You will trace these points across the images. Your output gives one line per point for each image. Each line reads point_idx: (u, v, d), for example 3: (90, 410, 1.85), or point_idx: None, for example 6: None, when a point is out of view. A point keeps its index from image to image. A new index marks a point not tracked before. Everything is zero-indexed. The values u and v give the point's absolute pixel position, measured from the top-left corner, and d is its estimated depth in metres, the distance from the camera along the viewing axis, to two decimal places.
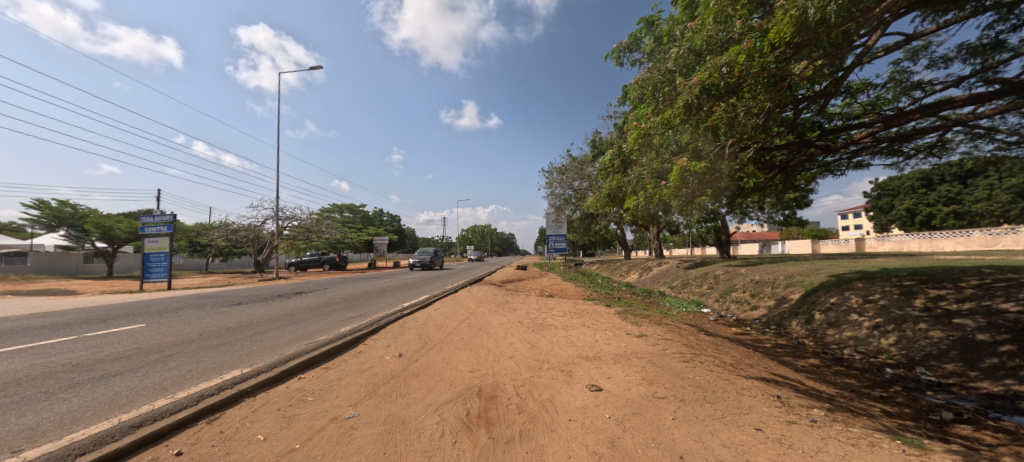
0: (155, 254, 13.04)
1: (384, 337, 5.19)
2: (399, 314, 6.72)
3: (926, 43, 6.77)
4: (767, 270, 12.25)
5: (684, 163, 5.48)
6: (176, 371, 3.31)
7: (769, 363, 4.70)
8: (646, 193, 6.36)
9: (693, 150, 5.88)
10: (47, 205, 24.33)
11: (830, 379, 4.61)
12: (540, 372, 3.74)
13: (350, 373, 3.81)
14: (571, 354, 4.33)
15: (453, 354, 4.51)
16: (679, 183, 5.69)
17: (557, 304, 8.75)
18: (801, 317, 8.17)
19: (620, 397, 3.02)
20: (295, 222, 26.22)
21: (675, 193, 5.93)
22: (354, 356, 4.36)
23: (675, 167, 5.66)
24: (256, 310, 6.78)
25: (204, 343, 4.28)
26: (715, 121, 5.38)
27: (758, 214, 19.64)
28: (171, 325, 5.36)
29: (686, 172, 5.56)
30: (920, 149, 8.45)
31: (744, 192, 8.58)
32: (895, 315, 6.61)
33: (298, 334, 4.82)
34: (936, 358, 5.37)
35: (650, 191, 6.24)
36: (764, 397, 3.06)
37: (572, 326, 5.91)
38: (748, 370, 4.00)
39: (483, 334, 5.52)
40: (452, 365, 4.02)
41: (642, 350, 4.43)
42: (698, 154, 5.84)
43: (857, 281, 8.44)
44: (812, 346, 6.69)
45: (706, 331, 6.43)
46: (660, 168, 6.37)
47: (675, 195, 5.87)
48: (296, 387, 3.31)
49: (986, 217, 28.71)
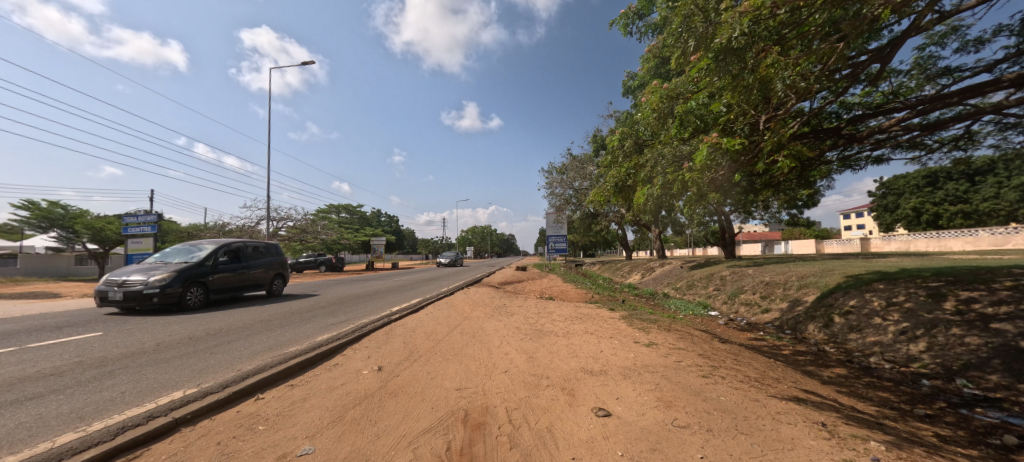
0: (137, 257, 12.52)
1: (365, 348, 4.65)
2: (385, 320, 6.19)
3: (954, 27, 6.31)
4: (776, 271, 11.75)
5: (713, 137, 5.11)
6: (105, 394, 2.81)
7: (795, 376, 4.17)
8: (664, 180, 5.91)
9: (724, 122, 5.50)
10: (37, 205, 23.87)
11: (865, 395, 4.09)
12: (539, 391, 3.22)
13: (318, 392, 3.29)
14: (573, 367, 3.81)
15: (441, 367, 4.00)
16: (706, 167, 5.27)
17: (557, 307, 8.27)
18: (818, 321, 7.64)
19: (633, 426, 2.50)
20: (290, 223, 25.74)
21: (700, 178, 5.40)
22: (326, 370, 3.84)
23: (703, 145, 5.25)
24: (233, 315, 6.26)
25: (156, 357, 3.79)
26: (745, 93, 4.88)
27: (763, 213, 19.04)
28: (131, 333, 4.84)
29: (716, 150, 5.12)
30: (945, 141, 7.98)
31: (756, 186, 8.04)
32: (924, 319, 6.07)
33: (267, 345, 4.32)
34: (977, 368, 4.80)
35: (671, 176, 5.83)
36: (807, 426, 2.56)
37: (574, 333, 5.40)
38: (777, 387, 3.46)
39: (476, 343, 4.99)
40: (437, 382, 3.50)
41: (655, 363, 3.90)
42: (725, 131, 5.40)
43: (877, 282, 7.92)
44: (834, 353, 6.15)
45: (719, 338, 5.91)
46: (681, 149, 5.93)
47: (700, 180, 5.36)
48: (248, 413, 2.79)
49: (995, 216, 28.03)
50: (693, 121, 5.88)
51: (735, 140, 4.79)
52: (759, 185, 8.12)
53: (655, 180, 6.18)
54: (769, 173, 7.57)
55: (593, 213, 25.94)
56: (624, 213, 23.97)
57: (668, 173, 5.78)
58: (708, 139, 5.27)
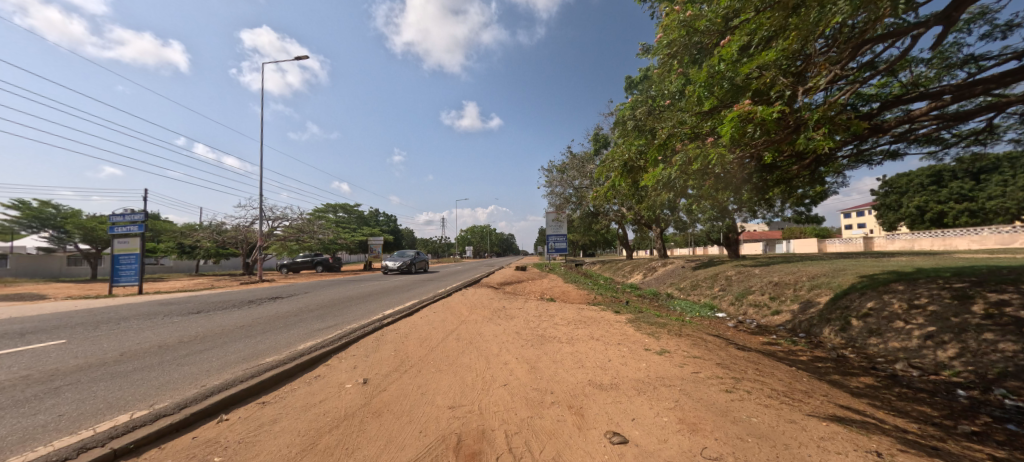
0: (125, 257, 12.09)
1: (352, 357, 4.26)
2: (377, 324, 5.79)
3: (984, 10, 5.89)
4: (785, 271, 11.37)
5: (746, 105, 4.56)
6: (38, 419, 2.43)
7: (823, 388, 3.80)
8: (683, 159, 5.40)
9: (756, 91, 4.96)
10: (27, 205, 23.25)
11: (901, 411, 3.70)
12: (542, 410, 2.84)
13: (292, 411, 2.90)
14: (579, 380, 3.43)
15: (434, 380, 3.60)
16: (736, 138, 4.75)
17: (559, 309, 7.90)
18: (835, 324, 7.27)
19: (655, 459, 2.10)
20: (286, 223, 25.25)
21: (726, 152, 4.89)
22: (305, 384, 3.45)
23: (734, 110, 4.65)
24: (215, 319, 5.87)
25: (114, 369, 3.40)
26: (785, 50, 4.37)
27: (768, 212, 18.68)
28: (96, 341, 4.42)
29: (748, 119, 4.55)
30: (963, 135, 7.61)
31: (767, 180, 7.63)
32: (952, 323, 5.69)
33: (243, 354, 3.94)
34: (1016, 377, 4.40)
35: (693, 153, 5.33)
36: (859, 455, 2.17)
37: (579, 339, 5.00)
38: (809, 404, 3.08)
39: (472, 351, 4.60)
40: (428, 399, 3.10)
41: (671, 375, 3.51)
42: (756, 100, 4.87)
43: (895, 283, 7.55)
44: (856, 359, 5.77)
45: (734, 344, 5.54)
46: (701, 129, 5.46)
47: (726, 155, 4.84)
48: (205, 440, 2.40)
49: (1001, 214, 27.68)
50: (712, 95, 5.38)
51: (773, 107, 4.25)
52: (769, 180, 7.71)
53: (674, 159, 5.73)
54: (781, 167, 7.17)
55: (594, 212, 25.50)
56: (625, 211, 23.54)
57: (690, 148, 5.26)
58: (739, 105, 4.66)
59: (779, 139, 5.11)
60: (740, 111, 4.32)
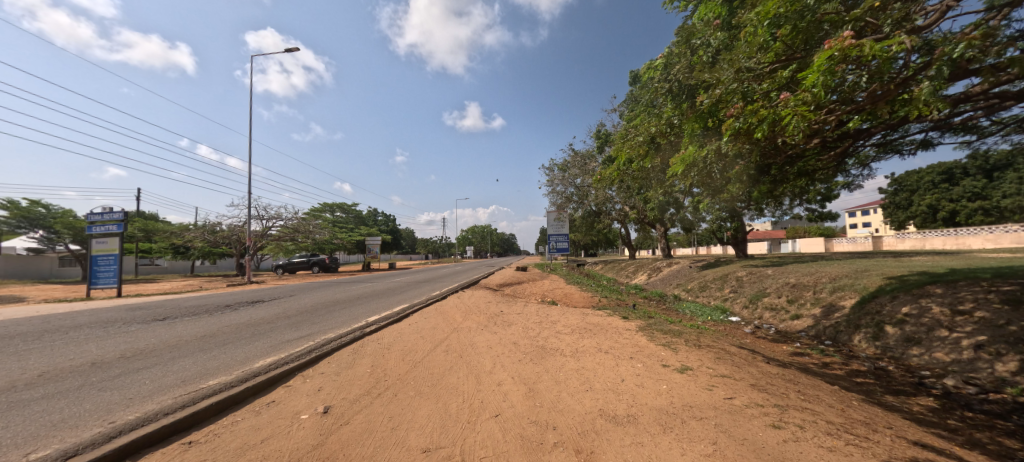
0: (103, 258, 11.46)
1: (319, 376, 3.63)
2: (355, 334, 5.13)
3: None
4: (801, 272, 10.68)
5: (847, 39, 3.50)
6: None
7: (881, 415, 3.17)
8: (737, 124, 4.52)
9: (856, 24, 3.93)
10: (15, 204, 22.59)
11: (977, 444, 3.07)
12: (542, 456, 2.19)
13: (221, 457, 2.25)
14: (588, 409, 2.79)
15: (425, 417, 2.78)
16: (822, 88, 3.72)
17: (561, 314, 7.27)
18: (866, 332, 6.63)
19: None
20: (280, 223, 24.59)
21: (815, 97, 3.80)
22: (252, 414, 2.82)
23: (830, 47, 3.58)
24: (177, 328, 5.18)
25: (19, 397, 2.77)
26: None
27: (777, 210, 17.99)
28: (21, 358, 3.77)
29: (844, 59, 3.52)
30: (1004, 122, 6.95)
31: (787, 172, 6.94)
32: (1008, 331, 5.05)
33: (187, 374, 3.30)
34: None
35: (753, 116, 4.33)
36: None
37: (585, 351, 4.38)
38: (881, 445, 2.46)
39: (462, 367, 3.96)
40: (400, 438, 2.43)
41: (701, 402, 2.87)
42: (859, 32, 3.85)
43: (931, 285, 6.89)
44: (898, 375, 5.13)
45: (760, 356, 4.90)
46: (755, 85, 4.58)
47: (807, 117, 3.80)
48: None
49: (1017, 213, 26.85)
50: (778, 42, 4.41)
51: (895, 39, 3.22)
52: (791, 172, 7.02)
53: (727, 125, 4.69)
54: (808, 157, 6.48)
55: (596, 211, 24.83)
56: (629, 210, 22.90)
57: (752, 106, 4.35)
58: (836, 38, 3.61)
59: (875, 93, 4.15)
60: (833, 50, 3.38)
